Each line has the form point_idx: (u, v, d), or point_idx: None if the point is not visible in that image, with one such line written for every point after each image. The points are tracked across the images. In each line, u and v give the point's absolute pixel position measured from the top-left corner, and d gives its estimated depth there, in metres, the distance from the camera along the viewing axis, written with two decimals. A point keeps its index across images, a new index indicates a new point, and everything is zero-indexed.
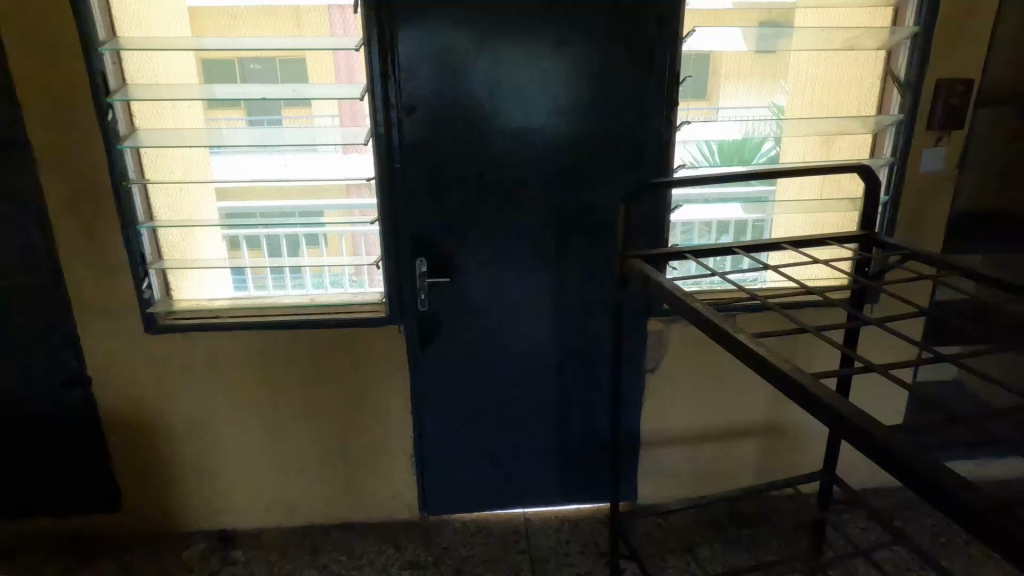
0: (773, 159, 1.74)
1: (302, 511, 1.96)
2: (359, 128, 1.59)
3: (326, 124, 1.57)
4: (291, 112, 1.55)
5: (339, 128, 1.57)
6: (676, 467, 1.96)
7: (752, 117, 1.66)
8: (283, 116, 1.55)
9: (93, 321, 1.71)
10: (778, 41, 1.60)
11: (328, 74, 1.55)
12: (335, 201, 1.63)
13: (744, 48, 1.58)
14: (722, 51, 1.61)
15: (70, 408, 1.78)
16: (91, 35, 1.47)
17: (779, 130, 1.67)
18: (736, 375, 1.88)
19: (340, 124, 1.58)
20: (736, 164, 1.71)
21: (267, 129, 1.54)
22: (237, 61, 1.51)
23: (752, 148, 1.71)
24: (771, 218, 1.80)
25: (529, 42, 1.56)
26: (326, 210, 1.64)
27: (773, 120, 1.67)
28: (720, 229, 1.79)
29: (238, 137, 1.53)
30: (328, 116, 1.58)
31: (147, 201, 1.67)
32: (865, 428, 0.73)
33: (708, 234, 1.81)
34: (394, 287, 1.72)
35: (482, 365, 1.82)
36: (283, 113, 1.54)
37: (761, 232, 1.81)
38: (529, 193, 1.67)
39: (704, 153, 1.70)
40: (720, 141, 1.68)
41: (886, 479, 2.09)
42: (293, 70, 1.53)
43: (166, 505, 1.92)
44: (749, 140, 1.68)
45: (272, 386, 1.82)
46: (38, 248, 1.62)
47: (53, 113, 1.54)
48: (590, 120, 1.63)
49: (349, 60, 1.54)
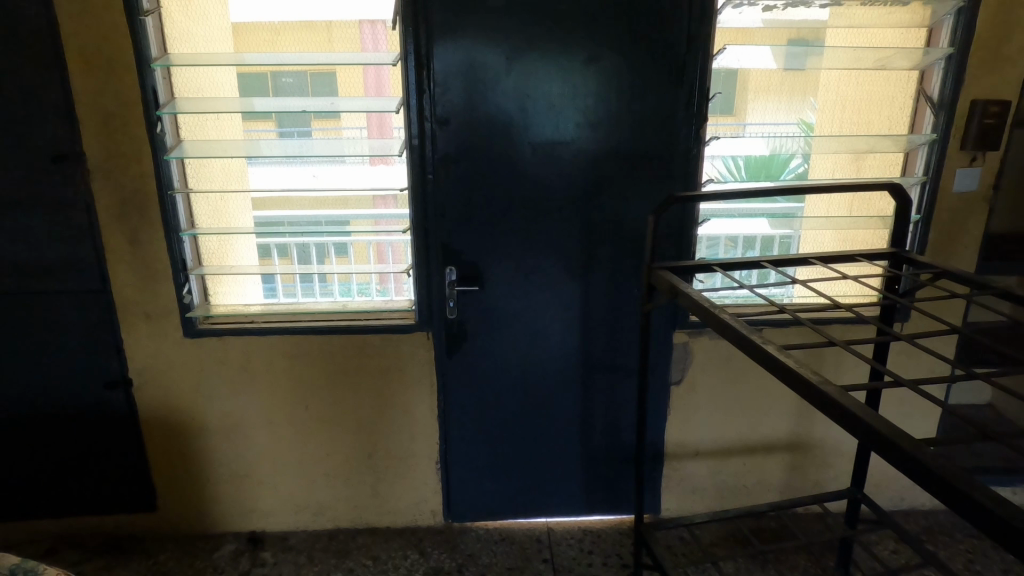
0: (800, 176, 1.75)
1: (329, 515, 2.00)
2: (389, 140, 1.63)
3: (355, 136, 1.62)
4: (321, 124, 1.60)
5: (368, 141, 1.62)
6: (700, 481, 1.95)
7: (781, 134, 1.68)
8: (313, 128, 1.60)
9: (135, 325, 1.78)
10: (807, 59, 1.62)
11: (358, 88, 1.60)
12: (363, 211, 1.68)
13: (773, 65, 1.60)
14: (751, 67, 1.63)
15: (110, 409, 1.84)
16: (144, 51, 1.56)
17: (807, 147, 1.69)
18: (761, 390, 1.87)
19: (368, 135, 1.63)
20: (763, 178, 1.72)
21: (298, 140, 1.60)
22: (271, 75, 1.57)
23: (779, 165, 1.72)
24: (798, 234, 1.82)
25: (561, 57, 1.60)
26: (353, 220, 1.68)
27: (802, 136, 1.68)
28: (746, 245, 1.81)
29: (273, 149, 1.59)
30: (356, 128, 1.62)
31: (188, 208, 1.73)
32: (895, 443, 0.74)
33: (734, 250, 1.83)
34: (424, 294, 1.76)
35: (508, 374, 1.84)
36: (313, 125, 1.60)
37: (787, 249, 1.83)
38: (559, 206, 1.70)
39: (730, 169, 1.71)
40: (746, 156, 1.69)
41: (916, 501, 2.05)
42: (324, 83, 1.58)
43: (199, 505, 1.97)
44: (777, 156, 1.69)
45: (304, 389, 1.87)
46: (86, 254, 1.70)
47: (103, 127, 1.62)
48: (618, 133, 1.66)
49: (380, 74, 1.59)
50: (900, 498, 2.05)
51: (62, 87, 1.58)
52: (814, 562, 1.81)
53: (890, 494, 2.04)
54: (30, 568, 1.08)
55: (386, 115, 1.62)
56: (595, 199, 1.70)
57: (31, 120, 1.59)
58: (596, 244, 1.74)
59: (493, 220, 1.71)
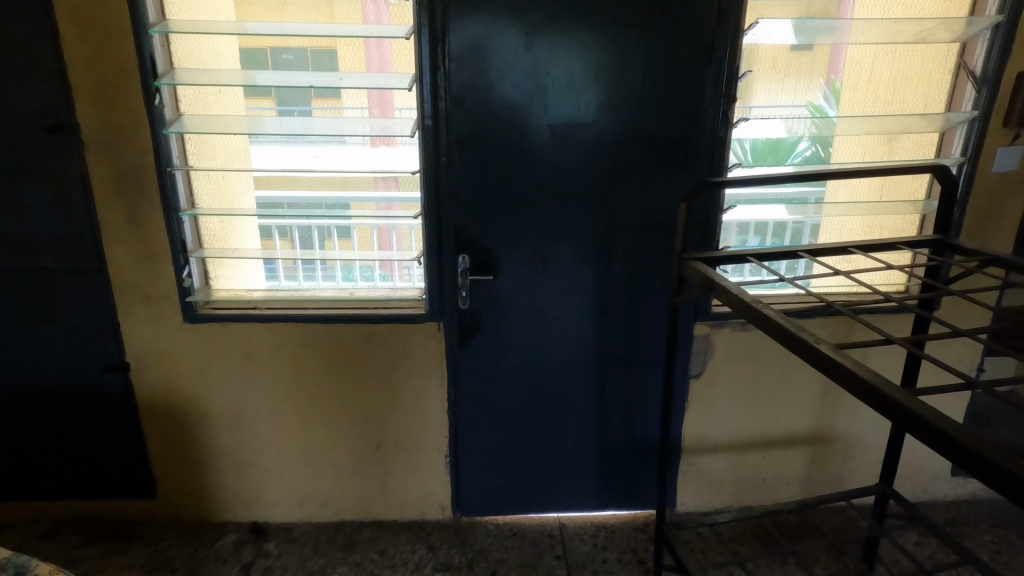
0: (809, 160, 1.66)
1: (334, 507, 1.94)
2: (391, 119, 1.54)
3: (356, 116, 1.53)
4: (321, 103, 1.51)
5: (368, 120, 1.53)
6: (718, 475, 1.90)
7: (789, 115, 1.59)
8: (313, 107, 1.52)
9: (134, 307, 1.70)
10: (825, 34, 1.52)
11: (358, 64, 1.50)
12: (363, 193, 1.59)
13: (787, 40, 1.52)
14: (760, 44, 1.54)
15: (108, 394, 1.77)
16: (142, 17, 1.46)
17: (815, 130, 1.59)
18: (785, 383, 1.80)
19: (370, 115, 1.54)
20: (770, 163, 1.64)
21: (298, 118, 1.51)
22: (269, 51, 1.48)
23: (787, 149, 1.63)
24: (812, 221, 1.74)
25: (583, 33, 1.50)
26: (353, 202, 1.60)
27: (811, 119, 1.59)
28: (757, 231, 1.74)
29: (270, 127, 1.50)
30: (357, 108, 1.53)
31: (189, 187, 1.65)
32: (975, 450, 0.67)
33: (744, 236, 1.75)
34: (436, 280, 1.68)
35: (521, 364, 1.77)
36: (313, 103, 1.51)
37: (799, 236, 1.76)
38: (577, 191, 1.62)
39: (737, 153, 1.63)
40: (753, 139, 1.61)
41: (939, 494, 2.00)
42: (323, 62, 1.49)
43: (201, 494, 1.92)
44: (785, 140, 1.61)
45: (309, 378, 1.80)
46: (82, 232, 1.62)
47: (98, 98, 1.52)
48: (641, 114, 1.57)
49: (382, 49, 1.49)
50: (922, 491, 1.99)
51: (55, 53, 1.48)
52: (836, 558, 1.76)
53: (912, 488, 1.99)
54: (24, 564, 1.02)
55: (389, 93, 1.52)
56: (616, 185, 1.62)
57: (22, 88, 1.50)
58: (616, 231, 1.66)
59: (509, 206, 1.62)
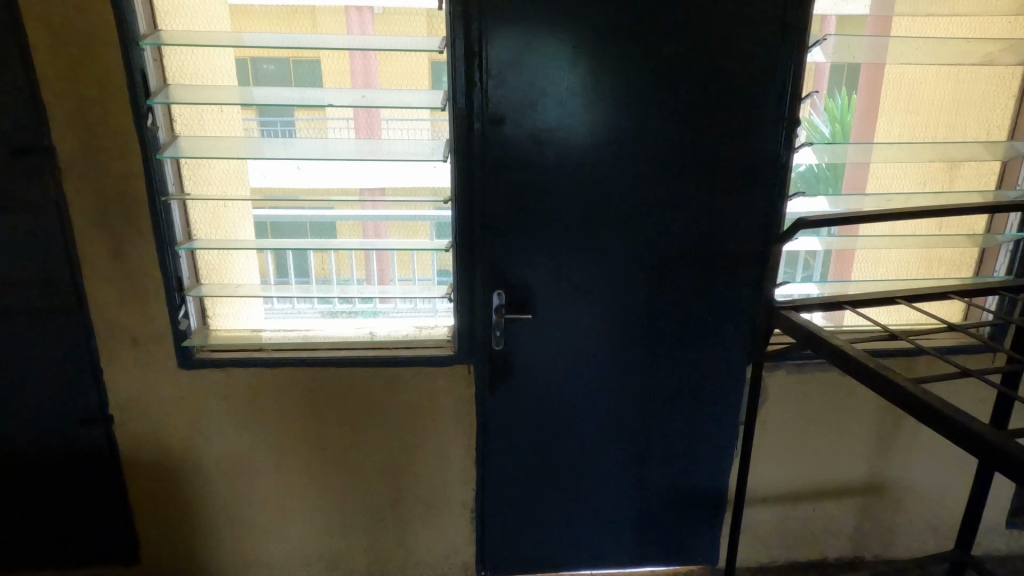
0: (808, 177, 1.53)
1: (344, 569, 1.74)
2: (375, 140, 1.39)
3: (340, 134, 1.38)
4: (305, 114, 1.35)
5: (354, 141, 1.37)
6: (765, 527, 1.75)
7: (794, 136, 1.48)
8: (297, 119, 1.35)
9: (118, 352, 1.50)
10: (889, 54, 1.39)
11: (343, 76, 1.36)
12: (345, 210, 1.42)
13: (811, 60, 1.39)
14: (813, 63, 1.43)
15: (87, 450, 1.56)
16: (131, 25, 1.27)
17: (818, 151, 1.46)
18: (841, 428, 1.66)
19: (355, 136, 1.39)
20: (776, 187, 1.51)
21: (280, 135, 1.35)
22: (249, 61, 1.33)
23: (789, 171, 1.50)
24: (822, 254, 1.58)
25: (636, 46, 1.35)
26: (339, 223, 1.44)
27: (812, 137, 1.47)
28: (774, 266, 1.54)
29: (270, 148, 1.33)
30: (340, 121, 1.37)
31: (184, 217, 1.46)
32: None
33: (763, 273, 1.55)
34: (467, 319, 1.51)
35: (555, 411, 1.60)
36: (296, 115, 1.35)
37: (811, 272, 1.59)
38: (625, 220, 1.46)
39: None
40: None
41: (995, 545, 1.87)
42: (305, 75, 1.34)
43: (194, 558, 1.70)
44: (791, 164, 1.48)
45: (320, 427, 1.60)
46: (57, 269, 1.41)
47: (81, 116, 1.33)
48: (697, 135, 1.42)
49: (367, 62, 1.35)
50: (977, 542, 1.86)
51: (28, 66, 1.29)
52: None
53: None
54: None
55: (374, 113, 1.37)
56: (667, 214, 1.47)
57: None
58: (665, 265, 1.50)
59: (549, 237, 1.46)
